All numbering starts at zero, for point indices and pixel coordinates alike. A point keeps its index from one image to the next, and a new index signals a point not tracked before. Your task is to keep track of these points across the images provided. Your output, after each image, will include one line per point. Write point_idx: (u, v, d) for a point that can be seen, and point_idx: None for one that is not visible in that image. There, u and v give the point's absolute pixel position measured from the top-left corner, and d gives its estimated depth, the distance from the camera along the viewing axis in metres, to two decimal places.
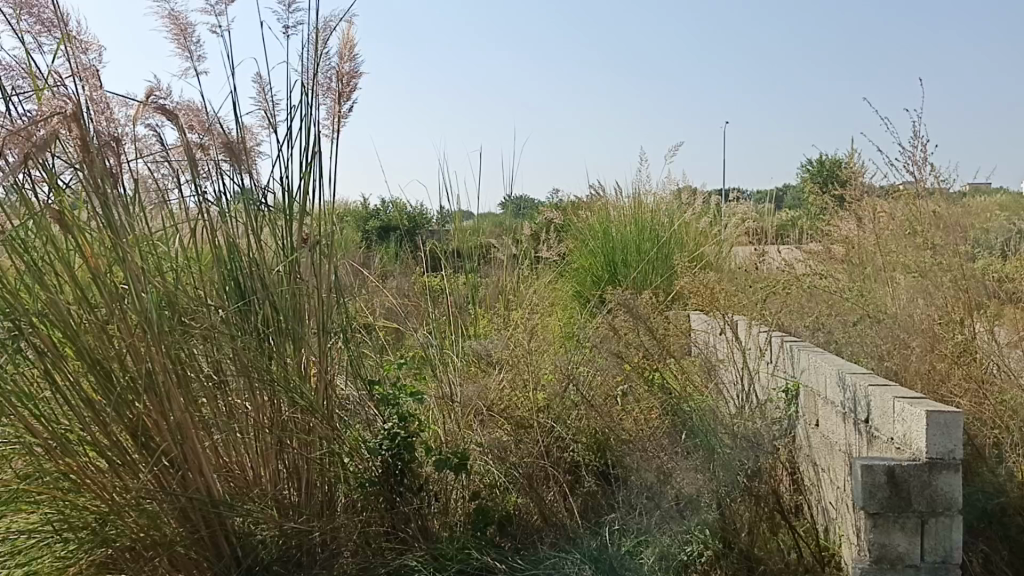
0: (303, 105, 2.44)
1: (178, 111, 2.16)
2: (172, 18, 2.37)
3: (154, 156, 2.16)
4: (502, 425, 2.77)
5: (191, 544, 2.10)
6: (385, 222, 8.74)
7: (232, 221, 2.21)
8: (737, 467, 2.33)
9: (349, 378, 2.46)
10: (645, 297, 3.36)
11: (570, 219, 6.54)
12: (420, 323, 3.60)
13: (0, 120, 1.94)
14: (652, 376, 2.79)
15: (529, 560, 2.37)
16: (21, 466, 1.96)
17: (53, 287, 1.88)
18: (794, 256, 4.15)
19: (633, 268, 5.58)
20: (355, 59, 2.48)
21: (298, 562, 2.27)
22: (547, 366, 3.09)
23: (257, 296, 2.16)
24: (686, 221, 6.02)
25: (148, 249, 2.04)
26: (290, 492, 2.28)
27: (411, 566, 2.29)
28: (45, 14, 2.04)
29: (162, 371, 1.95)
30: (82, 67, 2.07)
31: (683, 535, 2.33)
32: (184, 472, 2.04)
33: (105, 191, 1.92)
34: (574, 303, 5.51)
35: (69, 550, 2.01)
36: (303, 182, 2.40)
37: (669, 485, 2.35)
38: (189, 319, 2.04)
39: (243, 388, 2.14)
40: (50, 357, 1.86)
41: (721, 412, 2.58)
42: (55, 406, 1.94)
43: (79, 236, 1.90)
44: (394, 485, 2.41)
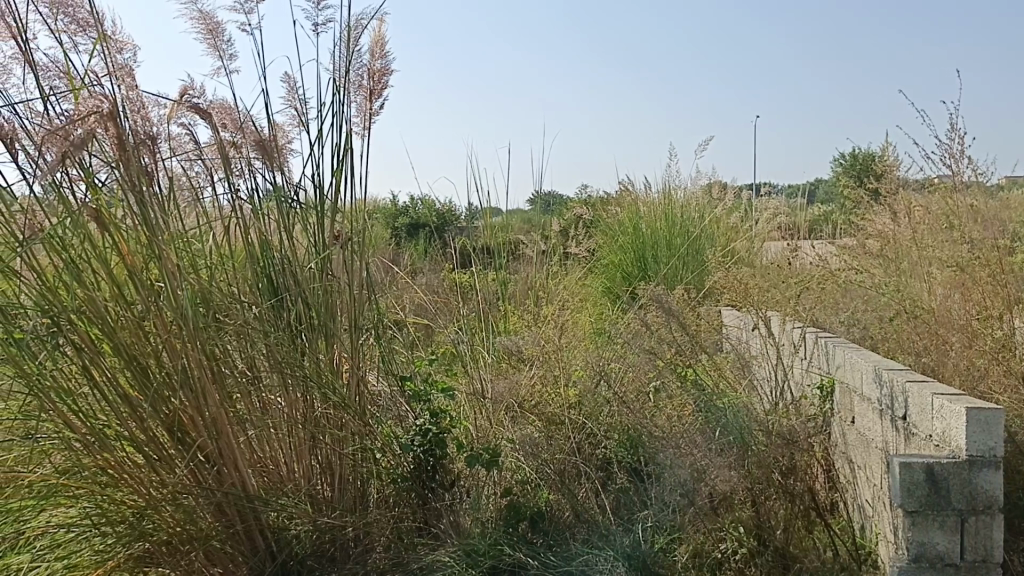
0: (335, 103, 2.45)
1: (211, 109, 2.17)
2: (204, 18, 2.38)
3: (188, 154, 2.17)
4: (533, 422, 2.77)
5: (227, 538, 2.12)
6: (415, 219, 8.78)
7: (265, 219, 2.22)
8: (771, 464, 2.33)
9: (381, 375, 2.48)
10: (678, 293, 3.35)
11: (600, 215, 6.52)
12: (450, 319, 3.62)
13: (38, 120, 1.97)
14: (685, 373, 2.78)
15: (561, 557, 2.37)
16: (60, 460, 2.00)
17: (91, 284, 1.90)
18: (828, 252, 4.11)
19: (663, 264, 5.55)
20: (386, 57, 2.49)
21: (331, 556, 2.29)
22: (579, 363, 3.11)
23: (290, 294, 2.19)
24: (717, 217, 5.98)
25: (183, 247, 2.06)
26: (323, 488, 2.30)
27: (443, 563, 2.28)
28: (80, 14, 2.06)
29: (198, 367, 1.97)
30: (117, 66, 2.09)
31: (717, 532, 2.34)
32: (219, 467, 2.06)
33: (141, 190, 1.94)
34: (604, 299, 5.50)
35: (107, 544, 2.01)
36: (334, 180, 2.41)
37: (703, 483, 2.32)
38: (223, 316, 2.06)
39: (277, 385, 2.16)
40: (87, 353, 1.88)
41: (755, 409, 2.56)
42: (93, 401, 1.96)
43: (116, 234, 1.91)
44: (426, 481, 2.46)
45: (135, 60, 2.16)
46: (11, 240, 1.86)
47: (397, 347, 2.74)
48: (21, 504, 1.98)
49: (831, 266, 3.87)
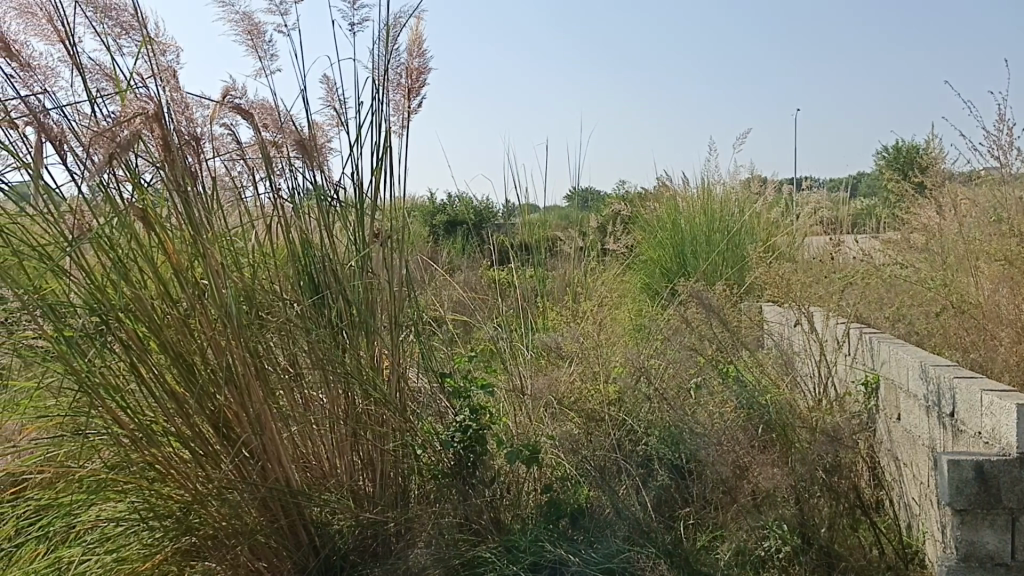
0: (374, 102, 2.46)
1: (253, 109, 2.19)
2: (246, 20, 2.41)
3: (230, 154, 2.20)
4: (574, 419, 2.82)
5: (271, 533, 2.14)
6: (452, 216, 8.81)
7: (305, 217, 2.24)
8: (816, 461, 2.29)
9: (421, 372, 2.50)
10: (719, 289, 3.32)
11: (638, 210, 6.49)
12: (490, 316, 3.62)
13: (86, 122, 2.01)
14: (726, 369, 2.76)
15: (602, 554, 2.36)
16: (108, 456, 2.04)
17: (138, 283, 1.93)
18: (872, 246, 4.04)
19: (703, 260, 5.51)
20: (424, 55, 2.50)
21: (374, 552, 2.31)
22: (619, 359, 3.11)
23: (331, 291, 2.21)
24: (757, 212, 5.92)
25: (227, 245, 2.09)
26: (365, 484, 2.32)
27: (483, 558, 2.29)
28: (124, 16, 2.09)
29: (242, 364, 2.00)
30: (161, 68, 2.12)
31: (760, 530, 2.31)
32: (264, 463, 2.09)
33: (186, 189, 1.98)
34: (643, 296, 5.49)
35: (155, 538, 2.05)
36: (374, 178, 2.43)
37: (745, 480, 2.32)
38: (266, 314, 2.10)
39: (318, 382, 2.19)
40: (135, 350, 1.92)
41: (797, 408, 2.56)
42: (140, 398, 1.99)
43: (161, 233, 1.95)
44: (466, 478, 2.42)
45: (179, 62, 2.19)
46: (61, 240, 1.89)
47: (436, 344, 2.75)
48: (71, 498, 2.01)
49: (875, 260, 3.82)
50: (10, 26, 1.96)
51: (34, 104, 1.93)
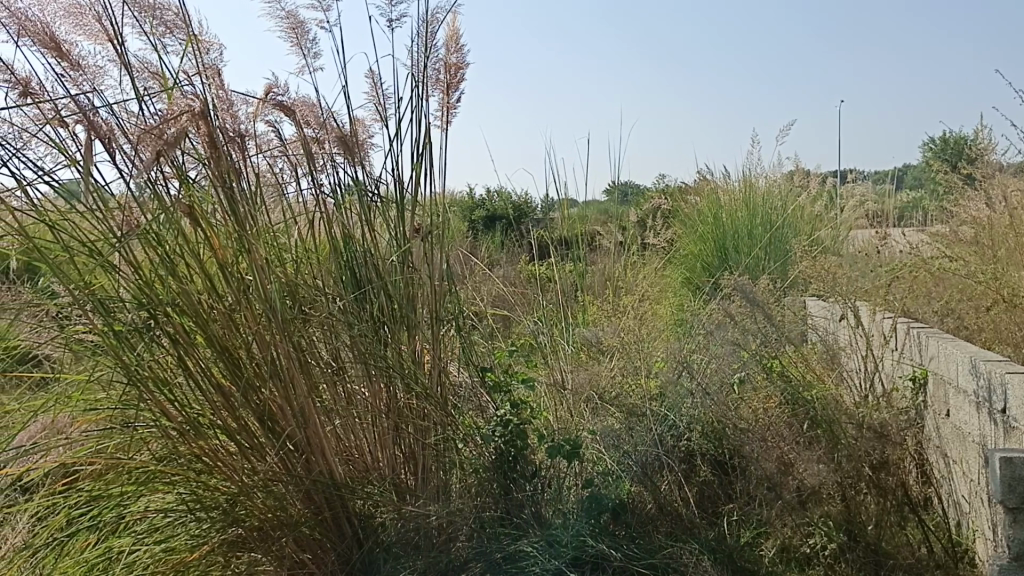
0: (413, 98, 2.45)
1: (295, 107, 2.21)
2: (288, 18, 2.42)
3: (272, 151, 2.22)
4: (614, 413, 2.74)
5: (316, 524, 2.17)
6: (491, 211, 8.83)
7: (347, 213, 2.25)
8: (863, 458, 2.30)
9: (462, 366, 2.51)
10: (761, 283, 3.29)
11: (678, 205, 6.45)
12: (529, 310, 3.62)
13: (134, 120, 2.04)
14: (771, 364, 2.73)
15: (644, 550, 2.34)
16: (156, 448, 2.08)
17: (185, 278, 1.96)
18: (919, 238, 3.95)
19: (745, 255, 5.47)
20: (462, 50, 2.50)
21: (417, 544, 2.28)
22: (660, 354, 3.09)
23: (372, 286, 2.22)
24: (800, 205, 5.85)
25: (270, 241, 2.11)
26: (407, 477, 2.35)
27: (525, 552, 2.26)
28: (168, 16, 2.12)
29: (286, 358, 2.03)
30: (205, 66, 2.14)
31: (806, 527, 2.33)
32: (308, 455, 2.13)
33: (230, 186, 2.00)
34: (683, 290, 5.46)
35: (202, 529, 2.08)
36: (414, 174, 2.43)
37: (790, 476, 2.31)
38: (309, 308, 2.12)
39: (361, 376, 2.21)
40: (182, 344, 1.95)
41: (843, 403, 2.52)
42: (187, 391, 2.03)
43: (207, 228, 1.97)
44: (507, 472, 2.43)
45: (223, 60, 2.21)
46: (110, 236, 1.93)
47: (476, 339, 2.76)
48: (121, 489, 2.05)
49: (923, 253, 3.75)
50: (59, 27, 2.00)
51: (83, 103, 1.97)
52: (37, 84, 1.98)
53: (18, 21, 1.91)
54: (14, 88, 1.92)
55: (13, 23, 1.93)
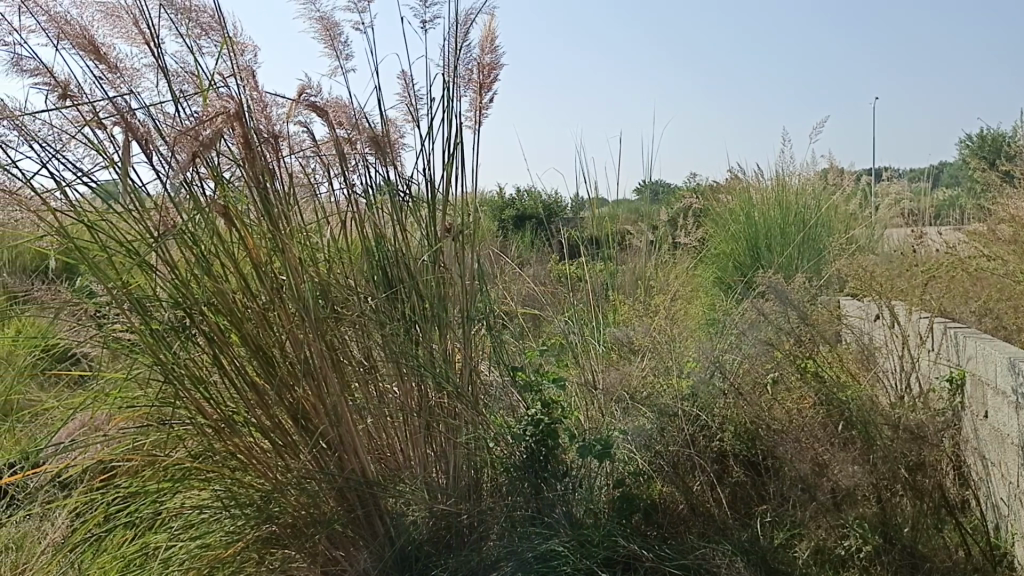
0: (445, 97, 2.46)
1: (328, 107, 2.22)
2: (321, 20, 2.43)
3: (305, 152, 2.23)
4: (645, 413, 2.72)
5: (348, 522, 2.18)
6: (521, 210, 8.82)
7: (378, 213, 2.27)
8: (899, 458, 2.28)
9: (493, 364, 2.54)
10: (795, 282, 3.26)
11: (710, 203, 6.41)
12: (560, 310, 3.61)
13: (170, 122, 2.07)
14: (805, 364, 2.67)
15: (676, 550, 2.35)
16: (192, 445, 2.11)
17: (220, 277, 1.98)
18: (957, 237, 3.89)
19: (778, 254, 5.42)
20: (496, 50, 2.50)
21: (447, 543, 2.32)
22: (691, 354, 3.07)
23: (404, 285, 2.23)
24: (834, 204, 5.79)
25: (303, 241, 2.13)
26: (438, 475, 2.35)
27: (556, 552, 2.26)
28: (204, 18, 2.14)
29: (319, 357, 2.04)
30: (240, 67, 2.16)
31: (841, 529, 2.28)
32: (340, 454, 2.14)
33: (264, 186, 2.02)
34: (715, 290, 5.42)
35: (237, 525, 2.09)
36: (445, 173, 2.44)
37: (824, 478, 2.30)
38: (341, 307, 2.14)
39: (392, 375, 2.22)
40: (217, 342, 1.97)
41: (879, 403, 2.49)
42: (222, 389, 2.05)
43: (242, 229, 1.99)
44: (539, 471, 2.42)
45: (256, 61, 2.23)
46: (147, 236, 1.95)
47: (506, 338, 2.76)
48: (158, 486, 2.07)
49: (960, 252, 3.70)
50: (98, 30, 2.03)
51: (121, 104, 1.99)
52: (76, 86, 2.01)
53: (57, 24, 1.95)
54: (53, 90, 1.95)
55: (53, 26, 1.97)
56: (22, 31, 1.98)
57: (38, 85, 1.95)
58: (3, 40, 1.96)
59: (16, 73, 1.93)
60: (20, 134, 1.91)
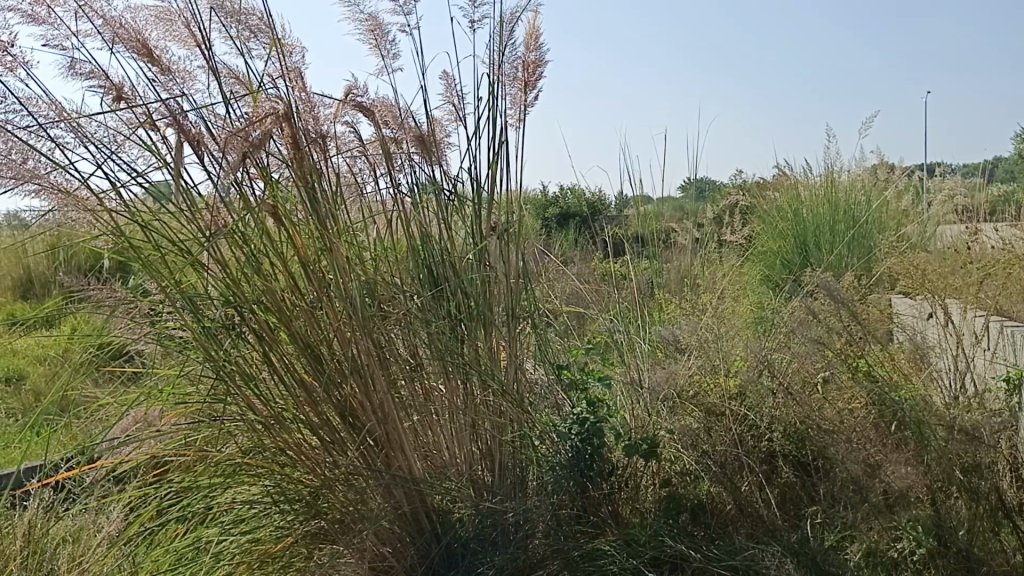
0: (491, 96, 2.46)
1: (374, 107, 2.24)
2: (368, 21, 2.46)
3: (352, 152, 2.26)
4: (692, 412, 2.71)
5: (395, 519, 2.19)
6: (565, 209, 8.81)
7: (424, 212, 2.29)
8: (955, 459, 2.23)
9: (538, 363, 2.55)
10: (846, 280, 3.22)
11: (757, 201, 6.35)
12: (605, 308, 3.59)
13: (221, 123, 2.10)
14: (857, 364, 2.62)
15: (725, 551, 2.32)
16: (243, 441, 2.12)
17: (270, 276, 2.00)
18: (1012, 233, 3.79)
19: (828, 252, 5.33)
20: (541, 48, 2.50)
21: (493, 540, 2.27)
22: (739, 351, 3.04)
23: (449, 283, 2.24)
24: (885, 200, 5.69)
25: (350, 240, 2.15)
26: (483, 473, 2.36)
27: (602, 551, 2.26)
28: (252, 20, 2.17)
29: (366, 355, 2.07)
30: (289, 69, 2.18)
31: (894, 531, 2.26)
32: (388, 451, 2.16)
33: (312, 186, 2.04)
34: (762, 288, 5.37)
35: (286, 521, 2.15)
36: (490, 172, 2.44)
37: (877, 479, 2.29)
38: (387, 305, 2.15)
39: (438, 372, 2.24)
40: (267, 340, 2.00)
41: (933, 404, 2.44)
42: (272, 386, 2.07)
43: (291, 228, 2.02)
44: (584, 470, 2.40)
45: (304, 63, 2.26)
46: (199, 236, 1.98)
47: (550, 336, 2.76)
48: (209, 481, 2.12)
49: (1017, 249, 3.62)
50: (151, 33, 2.07)
51: (174, 106, 2.02)
52: (131, 89, 2.05)
53: (112, 28, 1.99)
54: (108, 92, 1.99)
55: (109, 30, 2.01)
56: (79, 35, 2.03)
57: (94, 88, 1.99)
58: (61, 45, 2.00)
59: (73, 76, 1.98)
60: (77, 136, 1.96)
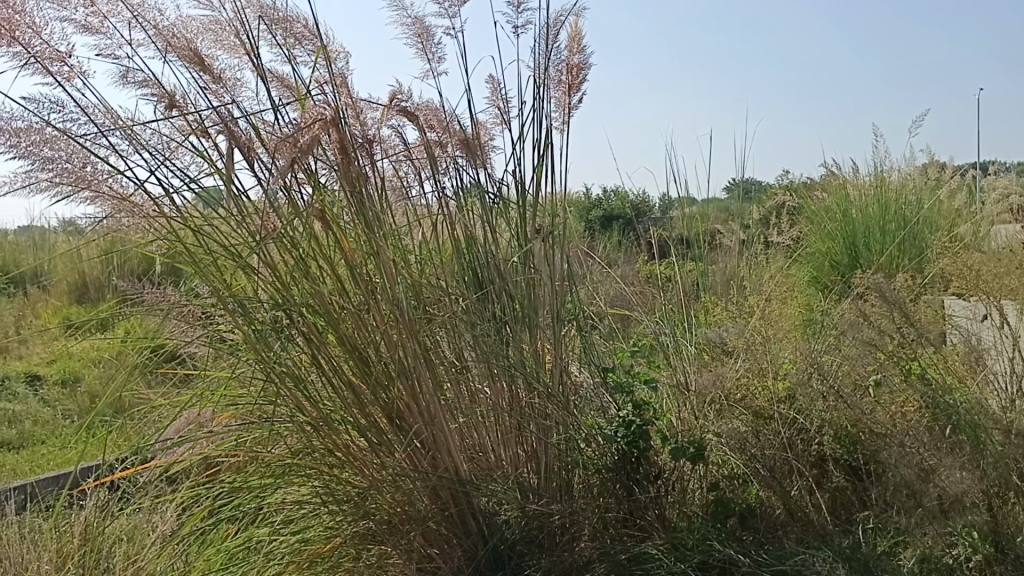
0: (535, 98, 2.47)
1: (419, 111, 2.25)
2: (414, 25, 2.48)
3: (398, 156, 2.27)
4: (740, 416, 2.70)
5: (442, 520, 2.21)
6: (609, 211, 8.78)
7: (469, 215, 2.30)
8: (1011, 464, 2.19)
9: (583, 366, 2.54)
10: (898, 281, 3.16)
11: (805, 202, 6.27)
12: (650, 310, 3.57)
13: (270, 129, 2.13)
14: (910, 367, 2.57)
15: (774, 556, 2.29)
16: (293, 442, 2.15)
17: (318, 280, 2.03)
18: None
19: (878, 254, 5.24)
20: (585, 50, 2.50)
21: (540, 543, 2.30)
22: (788, 353, 3.00)
23: (494, 286, 2.26)
24: (939, 200, 5.58)
25: (395, 243, 2.16)
26: (529, 475, 2.36)
27: (650, 554, 2.26)
28: (298, 28, 2.20)
29: (413, 356, 2.08)
30: (335, 75, 2.21)
31: (949, 537, 2.20)
32: (434, 453, 2.16)
33: (360, 190, 2.06)
34: (811, 290, 5.30)
35: (336, 521, 2.16)
36: (535, 175, 2.45)
37: (931, 484, 2.21)
38: (433, 308, 2.18)
39: (484, 375, 2.25)
40: (315, 342, 2.02)
41: (990, 408, 2.40)
42: (321, 387, 2.09)
43: (338, 231, 2.05)
44: (631, 473, 2.46)
45: (349, 68, 2.28)
46: (250, 240, 2.01)
47: (594, 338, 2.75)
48: (261, 482, 2.14)
49: None
50: (201, 42, 2.11)
51: (224, 113, 2.06)
52: (182, 97, 2.09)
53: (165, 38, 2.04)
54: (160, 100, 2.03)
55: (161, 40, 2.06)
56: (133, 45, 2.08)
57: (147, 96, 2.04)
58: (115, 54, 2.06)
59: (127, 85, 2.02)
60: (132, 143, 2.01)
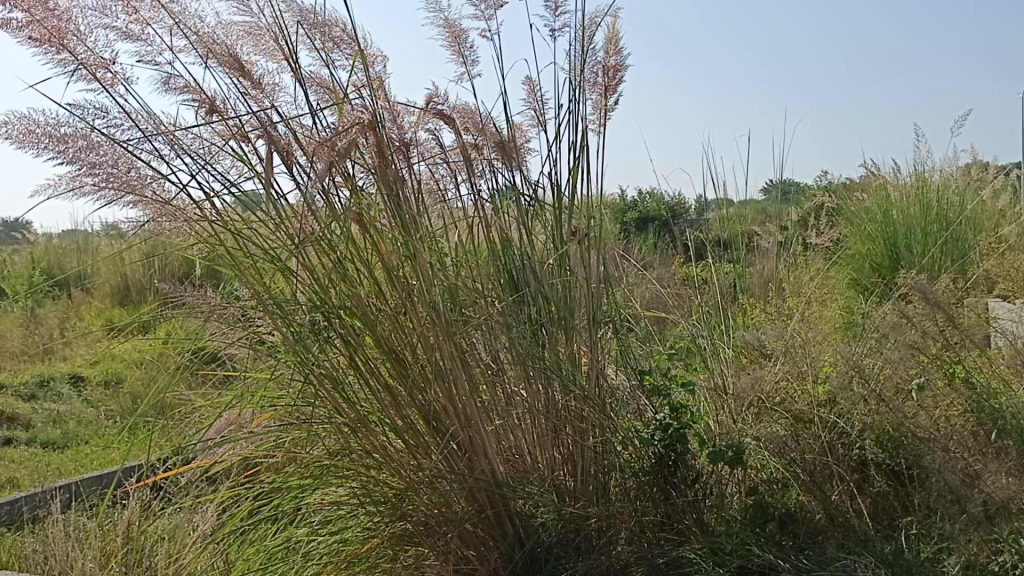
0: (571, 100, 2.46)
1: (455, 114, 2.24)
2: (450, 28, 2.49)
3: (434, 158, 2.28)
4: (778, 421, 2.66)
5: (479, 522, 2.21)
6: (645, 213, 8.73)
7: (505, 217, 2.30)
8: None
9: (620, 369, 2.54)
10: (941, 283, 3.11)
11: (844, 203, 6.19)
12: (687, 313, 3.54)
13: (308, 133, 2.15)
14: (954, 371, 2.57)
15: (816, 561, 2.25)
16: (332, 443, 2.17)
17: (356, 282, 2.04)
18: None
19: (920, 255, 5.16)
20: (621, 52, 2.49)
21: (576, 547, 2.27)
22: (828, 356, 2.97)
23: (530, 289, 2.26)
24: (982, 200, 5.48)
25: (432, 245, 2.17)
26: (566, 478, 2.35)
27: (689, 558, 2.23)
28: (336, 32, 2.22)
29: (450, 359, 2.09)
30: (373, 79, 2.23)
31: (994, 543, 2.15)
32: (470, 454, 2.16)
33: (397, 193, 2.08)
34: (851, 292, 5.23)
35: (373, 522, 2.17)
36: (572, 177, 2.44)
37: (976, 489, 2.16)
38: (469, 310, 2.19)
39: (520, 378, 2.24)
40: (353, 343, 2.02)
41: None
42: (359, 389, 2.10)
43: (376, 234, 2.06)
44: (668, 477, 2.43)
45: (387, 72, 2.30)
46: (289, 243, 2.03)
47: (631, 340, 2.73)
48: (300, 482, 2.16)
49: None
50: (241, 48, 2.14)
51: (263, 117, 2.08)
52: (223, 102, 2.12)
53: (206, 44, 2.07)
54: (201, 105, 2.06)
55: (201, 46, 2.09)
56: (174, 51, 2.11)
57: (188, 101, 2.07)
58: (156, 60, 2.09)
59: (169, 91, 2.06)
60: (173, 147, 2.04)
